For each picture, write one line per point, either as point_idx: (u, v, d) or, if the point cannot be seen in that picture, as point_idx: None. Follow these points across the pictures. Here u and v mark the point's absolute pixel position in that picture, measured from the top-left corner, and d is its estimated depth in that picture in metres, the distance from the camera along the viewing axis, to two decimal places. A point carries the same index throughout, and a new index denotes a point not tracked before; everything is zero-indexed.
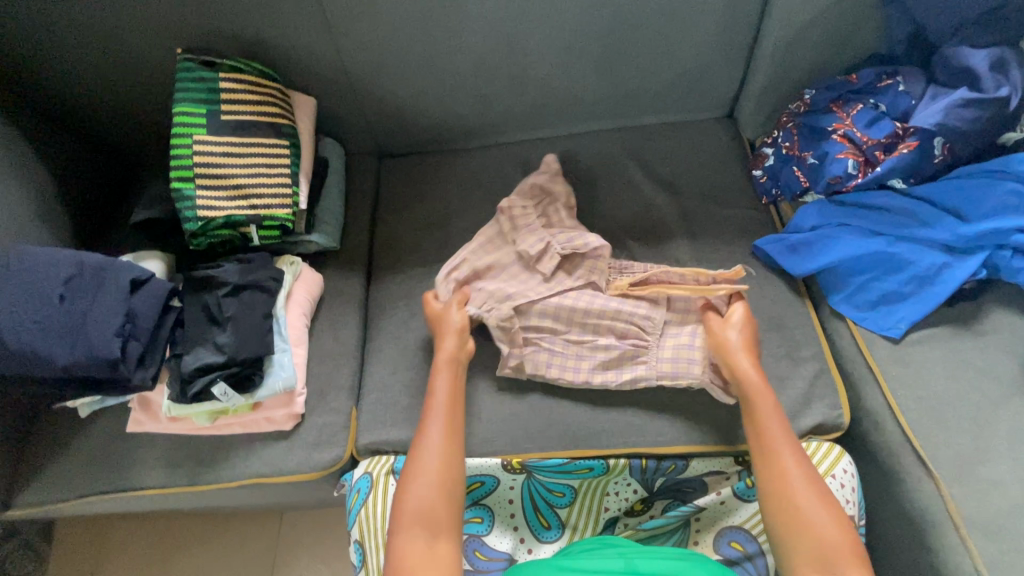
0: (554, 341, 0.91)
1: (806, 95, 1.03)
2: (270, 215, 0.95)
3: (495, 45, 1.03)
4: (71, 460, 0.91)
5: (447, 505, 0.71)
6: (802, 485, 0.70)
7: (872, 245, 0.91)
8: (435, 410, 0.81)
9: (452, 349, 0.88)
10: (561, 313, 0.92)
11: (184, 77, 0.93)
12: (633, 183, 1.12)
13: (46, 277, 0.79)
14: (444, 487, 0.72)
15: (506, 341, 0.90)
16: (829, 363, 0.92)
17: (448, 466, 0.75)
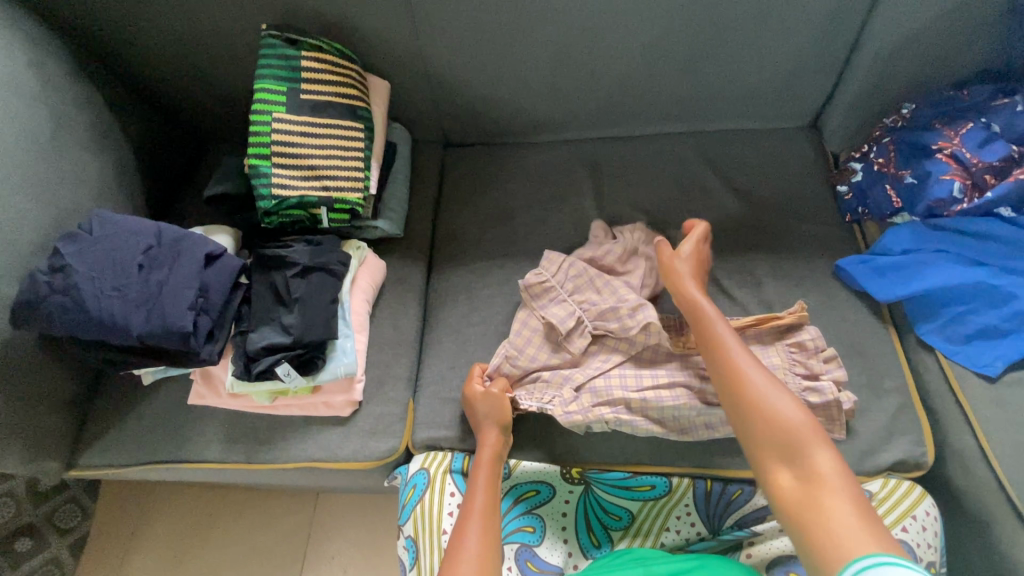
0: (618, 389, 0.85)
1: (905, 109, 0.97)
2: (342, 198, 0.94)
3: (577, 38, 0.99)
4: (133, 427, 0.92)
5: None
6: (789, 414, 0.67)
7: (973, 275, 0.85)
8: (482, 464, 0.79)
9: (503, 417, 0.83)
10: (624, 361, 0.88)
11: (267, 53, 0.93)
12: (707, 190, 1.08)
13: (126, 246, 0.80)
14: (486, 561, 0.66)
15: (567, 388, 0.86)
16: (912, 397, 0.87)
17: (490, 537, 0.69)
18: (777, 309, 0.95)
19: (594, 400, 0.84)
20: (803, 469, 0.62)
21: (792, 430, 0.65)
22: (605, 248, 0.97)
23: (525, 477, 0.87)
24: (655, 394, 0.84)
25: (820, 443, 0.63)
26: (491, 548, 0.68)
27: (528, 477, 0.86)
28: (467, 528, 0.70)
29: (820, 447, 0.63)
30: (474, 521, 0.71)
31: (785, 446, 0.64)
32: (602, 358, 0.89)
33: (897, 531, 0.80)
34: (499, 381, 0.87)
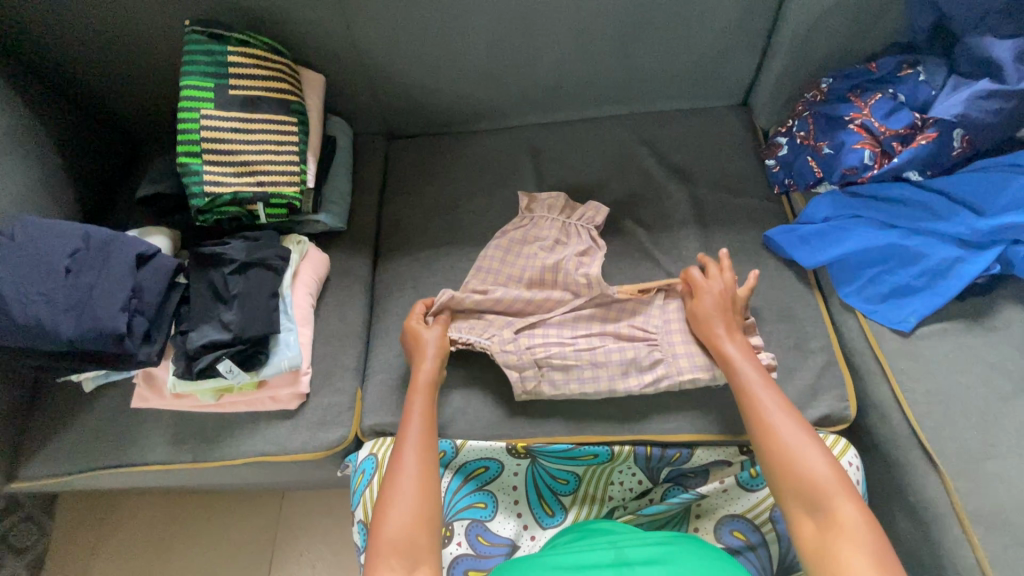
0: (556, 338, 0.90)
1: (823, 83, 1.02)
2: (278, 193, 0.94)
3: (509, 26, 1.01)
4: (76, 434, 0.91)
5: (425, 495, 0.71)
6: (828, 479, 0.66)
7: (884, 238, 0.91)
8: (418, 391, 0.83)
9: (439, 349, 0.88)
10: (562, 318, 0.92)
11: (191, 49, 0.92)
12: (644, 169, 1.11)
13: (52, 250, 0.79)
14: (424, 482, 0.72)
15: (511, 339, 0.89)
16: (837, 355, 0.92)
17: (428, 457, 0.75)
18: None
19: (531, 344, 0.89)
20: (823, 517, 0.64)
21: (818, 483, 0.66)
22: (556, 221, 1.01)
23: (473, 455, 0.88)
24: (587, 339, 0.90)
25: (846, 496, 0.65)
26: (428, 464, 0.74)
27: (476, 454, 0.88)
28: (405, 447, 0.76)
29: (846, 501, 0.65)
30: (411, 441, 0.76)
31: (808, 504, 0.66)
32: (546, 310, 0.93)
33: None
34: (438, 321, 0.91)
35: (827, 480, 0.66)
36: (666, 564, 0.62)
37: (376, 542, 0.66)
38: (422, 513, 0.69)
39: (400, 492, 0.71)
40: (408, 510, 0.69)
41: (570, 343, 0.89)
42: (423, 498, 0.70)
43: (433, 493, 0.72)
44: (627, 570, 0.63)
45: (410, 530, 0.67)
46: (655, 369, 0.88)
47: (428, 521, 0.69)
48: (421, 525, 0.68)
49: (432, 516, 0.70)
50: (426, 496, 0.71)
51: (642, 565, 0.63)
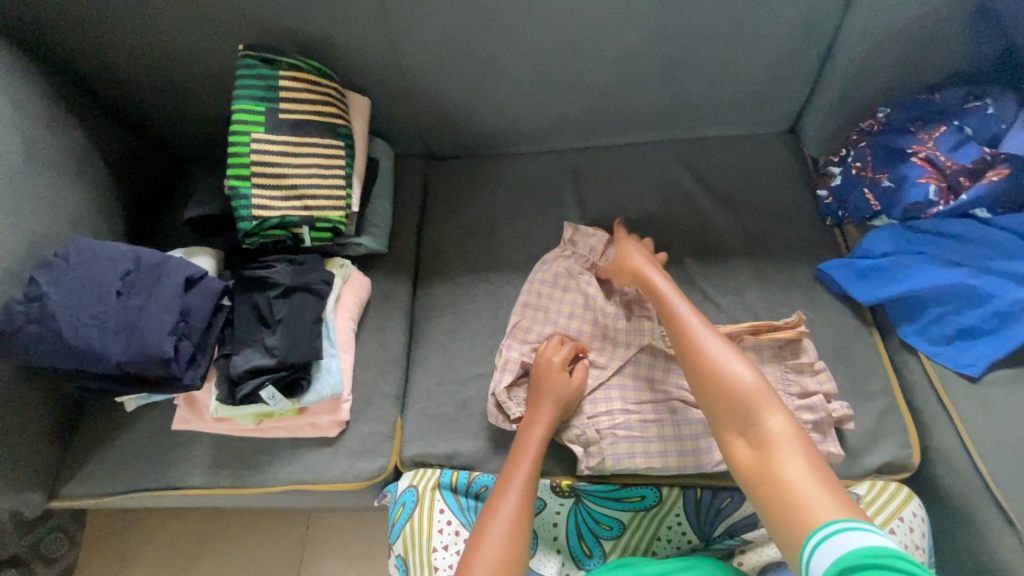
0: (617, 412, 0.86)
1: (880, 113, 0.98)
2: (324, 216, 0.93)
3: (555, 51, 1.00)
4: (116, 454, 0.91)
5: (514, 546, 0.69)
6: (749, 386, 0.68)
7: (950, 276, 0.86)
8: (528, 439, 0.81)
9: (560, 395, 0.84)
10: (621, 383, 0.89)
11: (243, 73, 0.92)
12: (689, 197, 1.09)
13: (104, 272, 0.79)
14: (516, 537, 0.70)
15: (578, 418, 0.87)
16: (897, 398, 0.88)
17: (525, 504, 0.73)
18: (761, 314, 0.96)
19: (592, 411, 0.87)
20: (755, 435, 0.65)
21: (746, 394, 0.68)
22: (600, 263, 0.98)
23: None
24: (653, 410, 0.86)
25: (776, 409, 0.66)
26: (526, 512, 0.73)
27: None
28: (506, 489, 0.75)
29: (777, 413, 0.65)
30: (515, 484, 0.75)
31: (744, 416, 0.67)
32: (601, 367, 0.90)
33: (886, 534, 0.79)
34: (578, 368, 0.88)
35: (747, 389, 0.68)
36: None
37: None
38: (511, 566, 0.67)
39: (491, 535, 0.69)
40: (496, 559, 0.67)
41: (634, 412, 0.86)
42: (513, 546, 0.69)
43: (521, 545, 0.69)
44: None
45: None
46: None
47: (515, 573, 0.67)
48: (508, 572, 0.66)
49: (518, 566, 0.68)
50: (516, 544, 0.69)
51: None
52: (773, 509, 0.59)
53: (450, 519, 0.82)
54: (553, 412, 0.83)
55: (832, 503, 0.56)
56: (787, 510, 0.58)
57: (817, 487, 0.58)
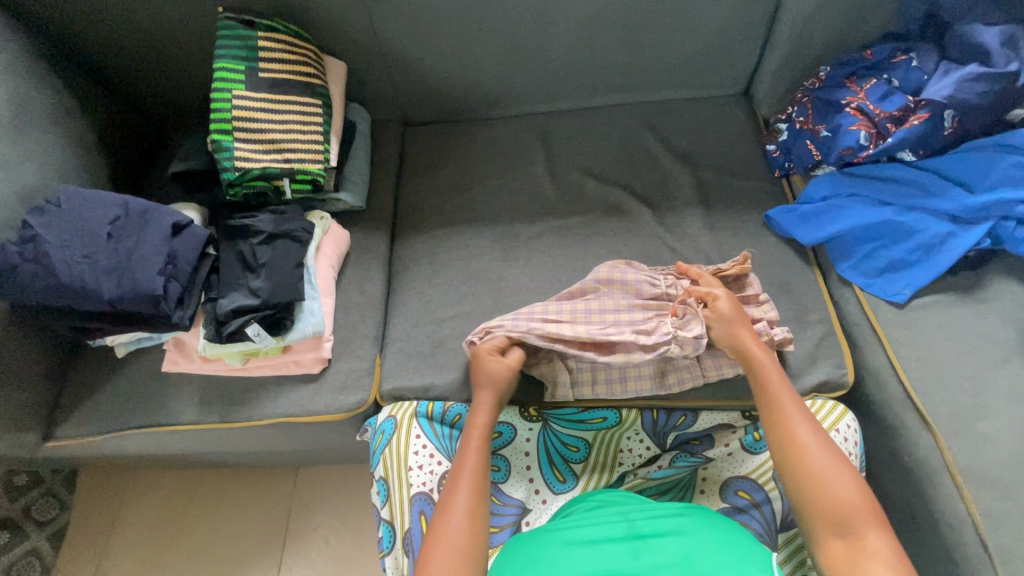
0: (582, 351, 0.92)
1: (822, 71, 1.06)
2: (303, 169, 0.99)
3: (521, 16, 1.07)
4: (109, 396, 0.95)
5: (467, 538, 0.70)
6: (816, 450, 0.72)
7: (881, 214, 0.95)
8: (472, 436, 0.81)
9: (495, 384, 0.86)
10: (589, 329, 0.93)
11: (225, 34, 0.97)
12: (650, 155, 1.16)
13: (94, 217, 0.84)
14: (470, 531, 0.71)
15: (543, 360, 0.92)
16: (834, 326, 0.96)
17: (477, 500, 0.74)
18: (714, 257, 1.03)
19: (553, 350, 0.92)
20: (849, 537, 0.66)
21: (838, 464, 0.71)
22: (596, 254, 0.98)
23: None
24: None
25: (845, 476, 0.70)
26: (478, 509, 0.74)
27: None
28: (455, 490, 0.75)
29: (845, 483, 0.69)
30: (465, 482, 0.76)
31: (837, 522, 0.67)
32: None
33: None
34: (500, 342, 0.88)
35: (815, 451, 0.72)
36: (680, 537, 0.67)
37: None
38: (466, 563, 0.68)
39: (444, 538, 0.70)
40: (451, 557, 0.68)
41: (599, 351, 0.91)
42: (467, 545, 0.70)
43: (478, 538, 0.71)
44: (642, 542, 0.67)
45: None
46: (679, 373, 0.91)
47: (474, 563, 0.69)
48: (467, 568, 0.68)
49: (477, 562, 0.69)
50: (470, 541, 0.70)
51: (656, 538, 0.68)
52: (815, 516, 0.68)
53: (426, 443, 0.89)
54: (489, 412, 0.84)
55: (864, 512, 0.67)
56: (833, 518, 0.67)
57: (856, 497, 0.68)
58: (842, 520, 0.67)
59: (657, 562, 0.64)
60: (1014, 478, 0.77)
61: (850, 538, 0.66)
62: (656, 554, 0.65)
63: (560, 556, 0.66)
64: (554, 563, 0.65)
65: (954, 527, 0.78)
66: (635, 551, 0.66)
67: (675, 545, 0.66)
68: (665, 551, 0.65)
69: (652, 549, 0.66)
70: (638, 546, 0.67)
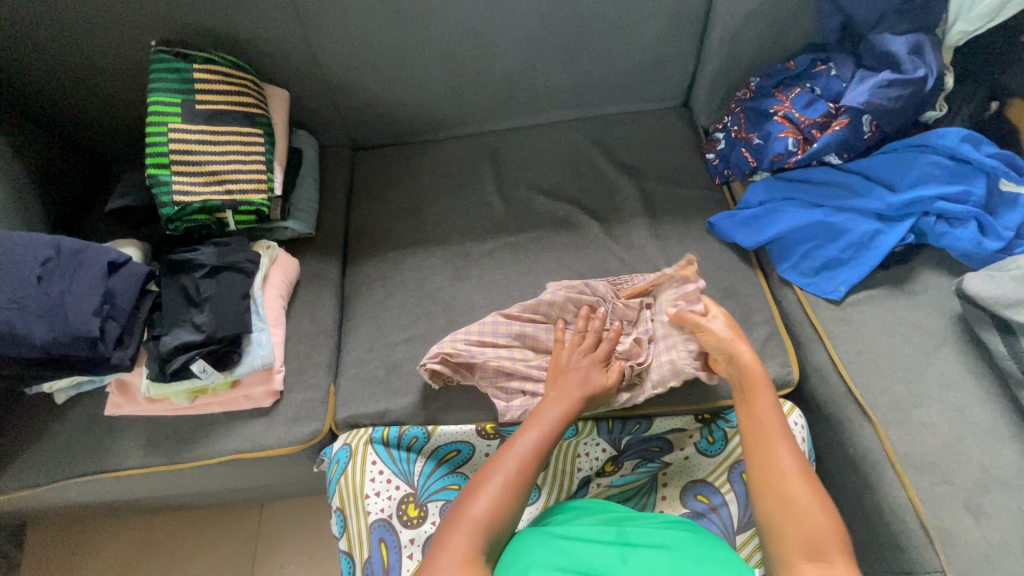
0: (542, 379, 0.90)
1: (752, 82, 1.11)
2: (247, 200, 0.98)
3: (461, 40, 1.09)
4: (49, 445, 0.92)
5: (510, 490, 0.71)
6: (793, 476, 0.71)
7: (813, 216, 1.00)
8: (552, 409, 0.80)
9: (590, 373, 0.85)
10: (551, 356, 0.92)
11: (159, 68, 0.97)
12: (597, 168, 1.19)
13: (22, 259, 0.81)
14: (510, 488, 0.71)
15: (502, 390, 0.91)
16: (779, 326, 0.99)
17: (526, 463, 0.74)
18: (662, 264, 1.06)
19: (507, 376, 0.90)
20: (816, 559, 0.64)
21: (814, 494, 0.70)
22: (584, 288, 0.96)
23: (442, 440, 0.90)
24: None
25: (816, 501, 0.69)
26: (526, 472, 0.73)
27: (446, 439, 0.90)
28: (518, 440, 0.76)
29: (816, 508, 0.68)
30: (523, 444, 0.76)
31: (807, 546, 0.65)
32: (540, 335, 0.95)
33: None
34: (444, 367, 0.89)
35: (793, 475, 0.71)
36: (666, 548, 0.67)
37: (459, 519, 0.68)
38: (505, 508, 0.70)
39: (489, 485, 0.71)
40: (489, 503, 0.69)
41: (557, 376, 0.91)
42: (506, 496, 0.70)
43: (516, 500, 0.71)
44: (630, 550, 0.67)
45: (487, 526, 0.68)
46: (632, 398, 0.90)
47: (505, 519, 0.69)
48: (501, 519, 0.69)
49: (507, 516, 0.70)
50: (507, 495, 0.71)
51: (645, 547, 0.67)
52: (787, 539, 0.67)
53: (382, 469, 0.88)
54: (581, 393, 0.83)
55: (831, 535, 0.66)
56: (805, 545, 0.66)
57: (824, 519, 0.67)
58: (813, 545, 0.65)
59: (644, 568, 0.64)
60: (948, 461, 0.81)
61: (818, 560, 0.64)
62: (643, 561, 0.65)
63: (551, 547, 0.66)
64: (542, 555, 0.65)
65: (897, 514, 0.81)
66: (625, 555, 0.66)
67: (662, 555, 0.66)
68: (652, 560, 0.65)
69: (639, 556, 0.66)
70: (626, 551, 0.67)
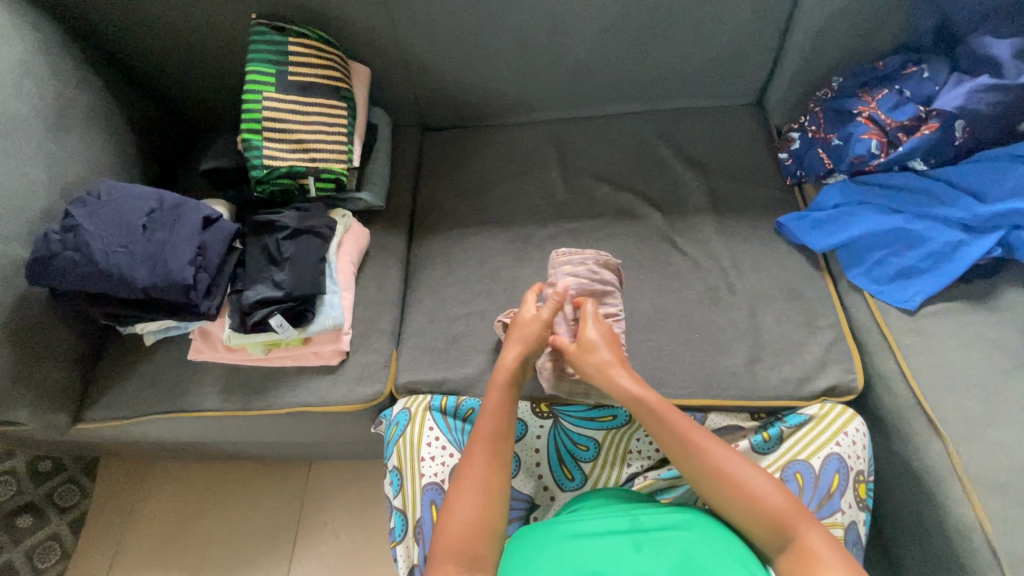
0: None
1: (834, 82, 1.09)
2: (328, 169, 1.03)
3: (539, 26, 1.10)
4: (136, 381, 1.00)
5: (490, 497, 0.70)
6: (734, 466, 0.72)
7: (890, 222, 0.97)
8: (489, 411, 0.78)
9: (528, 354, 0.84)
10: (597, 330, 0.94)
11: (257, 39, 1.03)
12: (663, 161, 1.18)
13: (131, 209, 0.89)
14: (489, 497, 0.70)
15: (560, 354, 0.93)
16: (844, 332, 0.97)
17: (497, 460, 0.73)
18: (725, 261, 1.05)
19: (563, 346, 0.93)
20: (797, 547, 0.66)
21: (763, 475, 0.71)
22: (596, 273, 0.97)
23: None
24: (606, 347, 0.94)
25: (770, 485, 0.70)
26: (498, 470, 0.73)
27: None
28: (475, 450, 0.74)
29: (774, 491, 0.69)
30: (485, 442, 0.75)
31: (779, 533, 0.67)
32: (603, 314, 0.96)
33: (832, 446, 0.88)
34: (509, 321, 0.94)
35: (732, 465, 0.72)
36: (679, 532, 0.69)
37: (439, 545, 0.66)
38: (488, 516, 0.69)
39: (464, 499, 0.70)
40: (470, 517, 0.68)
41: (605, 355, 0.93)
42: (488, 503, 0.70)
43: (495, 507, 0.70)
44: (643, 537, 0.69)
45: (470, 542, 0.66)
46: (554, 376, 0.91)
47: (489, 524, 0.68)
48: (484, 529, 0.68)
49: (496, 522, 0.69)
50: (488, 504, 0.70)
51: (657, 533, 0.69)
52: (756, 527, 0.68)
53: (438, 435, 0.92)
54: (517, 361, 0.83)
55: (796, 514, 0.68)
56: (773, 529, 0.67)
57: (785, 500, 0.68)
58: (785, 526, 0.67)
59: (659, 556, 0.66)
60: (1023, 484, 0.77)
61: (793, 543, 0.66)
62: (656, 548, 0.67)
63: (565, 548, 0.68)
64: (556, 556, 0.67)
65: (962, 532, 0.78)
66: (637, 544, 0.68)
67: (674, 543, 0.68)
68: (664, 545, 0.67)
69: (653, 543, 0.68)
70: (639, 540, 0.69)
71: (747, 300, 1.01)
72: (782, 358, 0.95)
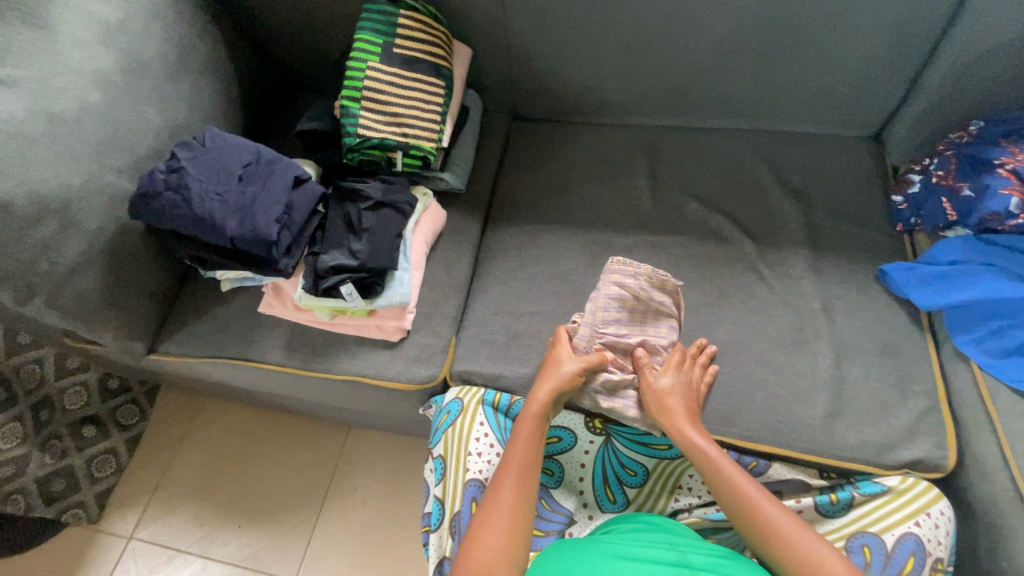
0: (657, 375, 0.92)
1: (973, 126, 0.98)
2: (417, 146, 1.03)
3: (654, 26, 1.05)
4: (209, 324, 1.04)
5: (517, 525, 0.71)
6: (786, 526, 0.70)
7: (1019, 290, 0.86)
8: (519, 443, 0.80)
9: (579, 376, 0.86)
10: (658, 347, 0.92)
11: (371, 9, 1.03)
12: (762, 186, 1.11)
13: (230, 159, 0.92)
14: (518, 520, 0.72)
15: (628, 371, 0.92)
16: (940, 402, 0.88)
17: (523, 493, 0.75)
18: (815, 303, 0.97)
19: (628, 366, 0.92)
20: None
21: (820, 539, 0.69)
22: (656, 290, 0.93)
23: None
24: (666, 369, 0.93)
25: (827, 550, 0.67)
26: (523, 502, 0.74)
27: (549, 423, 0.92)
28: (505, 478, 0.76)
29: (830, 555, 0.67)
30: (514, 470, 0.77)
31: None
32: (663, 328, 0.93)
33: (909, 523, 0.80)
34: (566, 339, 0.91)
35: (784, 524, 0.70)
36: None
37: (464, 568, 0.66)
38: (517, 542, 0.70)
39: (494, 521, 0.71)
40: (500, 539, 0.69)
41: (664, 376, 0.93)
42: (513, 529, 0.71)
43: (520, 530, 0.71)
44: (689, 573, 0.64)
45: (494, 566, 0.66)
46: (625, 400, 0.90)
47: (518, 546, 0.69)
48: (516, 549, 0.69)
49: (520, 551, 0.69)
50: (517, 526, 0.71)
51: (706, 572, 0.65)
52: None
53: (488, 431, 0.91)
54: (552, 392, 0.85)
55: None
56: None
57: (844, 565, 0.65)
58: None
59: None
60: None
61: None
62: None
63: (603, 566, 0.64)
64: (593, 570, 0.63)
65: None
66: None
67: None
68: None
69: None
70: None
71: (834, 349, 0.93)
72: (863, 418, 0.88)
